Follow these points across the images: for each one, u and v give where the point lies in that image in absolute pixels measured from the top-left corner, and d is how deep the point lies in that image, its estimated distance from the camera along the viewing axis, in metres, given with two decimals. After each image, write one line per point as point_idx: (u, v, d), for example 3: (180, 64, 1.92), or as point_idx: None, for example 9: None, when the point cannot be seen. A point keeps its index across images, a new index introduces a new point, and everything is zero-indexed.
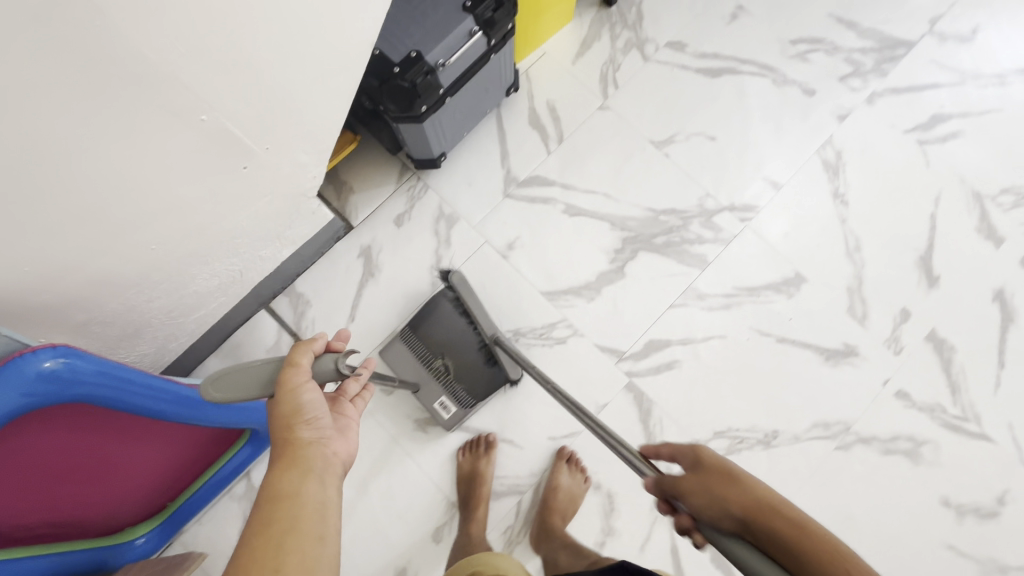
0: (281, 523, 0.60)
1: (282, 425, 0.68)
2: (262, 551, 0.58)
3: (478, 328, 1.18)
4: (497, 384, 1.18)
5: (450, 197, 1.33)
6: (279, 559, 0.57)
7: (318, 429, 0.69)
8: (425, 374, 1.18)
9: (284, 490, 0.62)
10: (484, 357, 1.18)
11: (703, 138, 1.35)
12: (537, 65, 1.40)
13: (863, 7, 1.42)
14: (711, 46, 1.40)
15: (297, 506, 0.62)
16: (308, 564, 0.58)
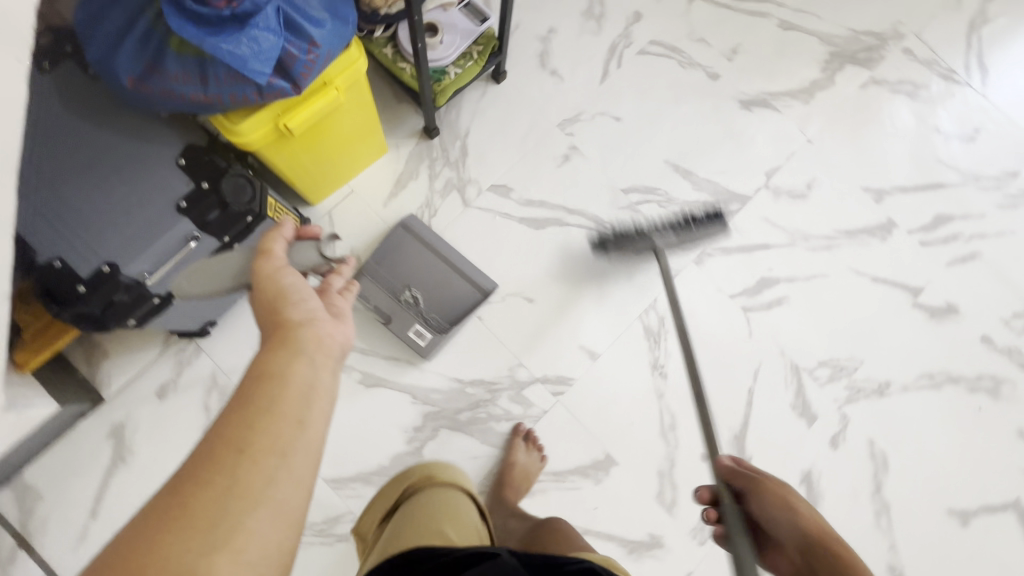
0: (263, 399, 0.53)
1: (271, 306, 0.64)
2: (236, 422, 0.51)
3: (442, 256, 1.21)
4: (467, 306, 1.21)
5: (226, 363, 1.15)
6: (252, 426, 0.50)
7: (307, 309, 0.64)
8: (395, 306, 1.18)
9: (271, 365, 0.56)
10: (447, 284, 1.21)
11: (520, 299, 1.24)
12: (342, 205, 1.24)
13: (701, 155, 1.34)
14: (536, 191, 1.28)
15: (283, 381, 0.55)
16: (283, 441, 0.51)
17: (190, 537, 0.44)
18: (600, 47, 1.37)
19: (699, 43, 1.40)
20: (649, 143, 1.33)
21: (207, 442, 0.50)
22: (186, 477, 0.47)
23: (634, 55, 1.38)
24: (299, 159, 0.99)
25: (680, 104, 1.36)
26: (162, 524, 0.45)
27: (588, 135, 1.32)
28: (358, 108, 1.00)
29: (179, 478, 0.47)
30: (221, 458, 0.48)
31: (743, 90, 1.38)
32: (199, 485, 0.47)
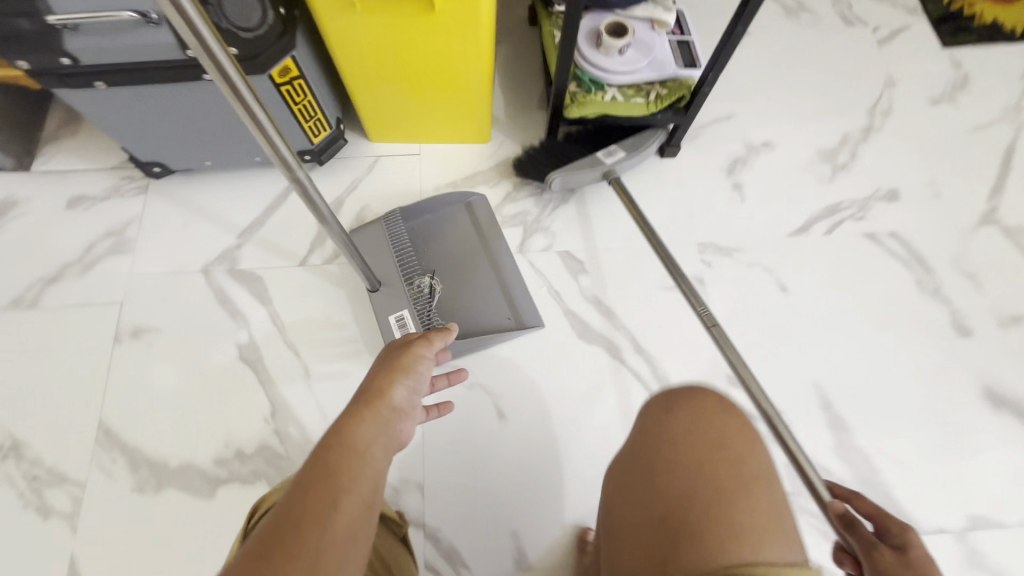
0: (348, 476, 0.36)
1: (388, 371, 0.47)
2: (308, 517, 0.33)
3: (493, 262, 0.88)
4: (487, 330, 0.83)
5: (150, 221, 0.91)
6: (338, 507, 0.34)
7: (415, 400, 0.48)
8: (400, 280, 0.83)
9: (362, 439, 0.40)
10: (480, 296, 0.86)
11: (490, 403, 0.81)
12: (395, 160, 0.97)
13: (871, 414, 0.82)
14: (613, 297, 0.88)
15: (365, 483, 0.37)
16: (358, 535, 0.35)
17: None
18: (817, 199, 0.96)
19: (965, 277, 0.91)
20: (805, 347, 0.86)
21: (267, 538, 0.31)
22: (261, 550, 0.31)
23: (857, 234, 0.94)
24: (358, 46, 0.75)
25: (884, 330, 0.87)
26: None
27: (727, 280, 0.90)
28: (461, 37, 0.74)
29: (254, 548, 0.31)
30: (299, 534, 0.32)
31: (997, 376, 0.84)
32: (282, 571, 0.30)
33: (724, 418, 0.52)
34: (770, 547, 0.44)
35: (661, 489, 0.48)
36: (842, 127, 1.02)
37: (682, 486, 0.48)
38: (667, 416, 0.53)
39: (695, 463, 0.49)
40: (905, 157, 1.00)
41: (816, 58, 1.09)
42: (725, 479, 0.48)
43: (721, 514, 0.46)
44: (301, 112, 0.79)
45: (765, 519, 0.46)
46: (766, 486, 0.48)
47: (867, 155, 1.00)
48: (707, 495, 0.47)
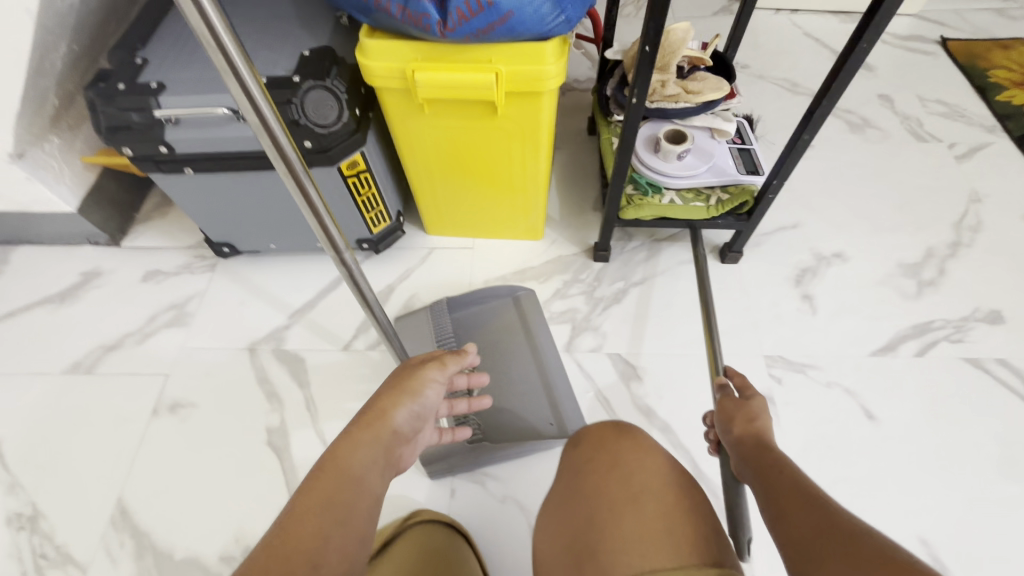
0: (340, 503, 0.39)
1: (392, 396, 0.50)
2: (308, 526, 0.36)
3: (537, 360, 0.83)
4: (526, 434, 0.77)
5: (212, 296, 0.94)
6: (331, 534, 0.37)
7: (413, 424, 0.51)
8: None
9: (356, 467, 0.42)
10: (520, 396, 0.80)
11: (522, 522, 0.72)
12: (450, 253, 0.98)
13: None
14: (668, 408, 0.79)
15: (358, 494, 0.41)
16: (349, 565, 0.37)
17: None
18: (903, 316, 0.87)
19: None
20: (903, 491, 0.72)
21: (274, 541, 0.35)
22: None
23: (956, 359, 0.82)
24: (422, 145, 0.78)
25: (1005, 478, 0.72)
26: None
27: (803, 401, 0.79)
28: (520, 138, 0.75)
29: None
30: (293, 562, 0.34)
31: None
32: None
33: (620, 442, 0.54)
34: (656, 555, 0.43)
35: (569, 515, 0.50)
36: (924, 242, 0.95)
37: (583, 510, 0.49)
38: (572, 452, 0.56)
39: (591, 486, 0.51)
40: (1003, 276, 0.90)
41: (886, 170, 1.05)
42: (616, 496, 0.48)
43: (617, 525, 0.46)
44: (364, 203, 0.83)
45: (651, 526, 0.45)
46: (657, 493, 0.48)
47: (957, 273, 0.91)
48: (602, 511, 0.48)
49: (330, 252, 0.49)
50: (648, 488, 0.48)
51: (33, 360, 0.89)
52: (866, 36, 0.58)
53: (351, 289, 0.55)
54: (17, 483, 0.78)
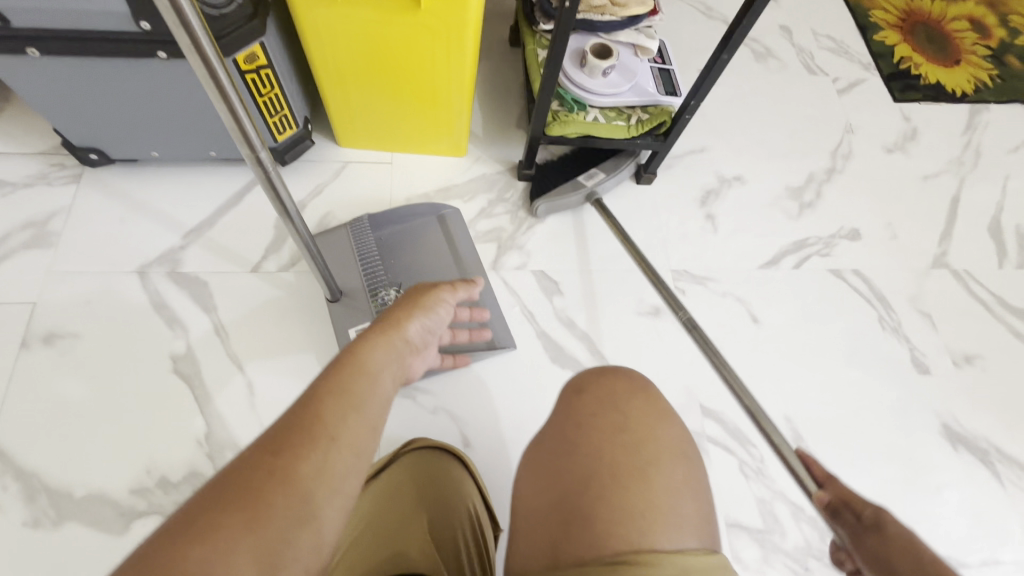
0: (357, 390, 0.39)
1: (407, 309, 0.51)
2: (329, 406, 0.37)
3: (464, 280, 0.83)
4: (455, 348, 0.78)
5: (81, 212, 0.81)
6: (348, 416, 0.37)
7: (423, 337, 0.52)
8: (363, 294, 0.77)
9: (374, 361, 0.43)
10: None
11: (454, 432, 0.75)
12: (367, 168, 0.92)
13: (839, 447, 0.82)
14: (588, 321, 0.85)
15: (376, 384, 0.41)
16: (367, 445, 0.38)
17: (236, 532, 0.29)
18: (785, 233, 0.98)
19: (921, 317, 0.94)
20: (776, 380, 0.85)
21: (291, 416, 0.36)
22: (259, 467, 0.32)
23: (823, 269, 0.96)
24: (333, 41, 0.70)
25: (849, 365, 0.88)
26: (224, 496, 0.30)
27: (702, 310, 0.88)
28: (445, 39, 0.70)
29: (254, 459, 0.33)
30: (312, 435, 0.35)
31: (955, 414, 0.86)
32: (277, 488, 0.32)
33: (634, 403, 0.50)
34: (664, 533, 0.43)
35: (564, 473, 0.46)
36: (807, 167, 1.06)
37: (583, 467, 0.46)
38: (578, 399, 0.51)
39: (596, 446, 0.47)
40: (864, 199, 1.05)
41: (782, 100, 1.14)
42: (623, 463, 0.45)
43: (620, 498, 0.44)
44: (267, 106, 0.74)
45: (657, 503, 0.44)
46: (667, 466, 0.46)
47: (830, 196, 1.04)
48: (605, 479, 0.45)
49: (244, 151, 0.47)
50: (668, 464, 0.46)
51: None
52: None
53: (266, 194, 0.53)
54: None
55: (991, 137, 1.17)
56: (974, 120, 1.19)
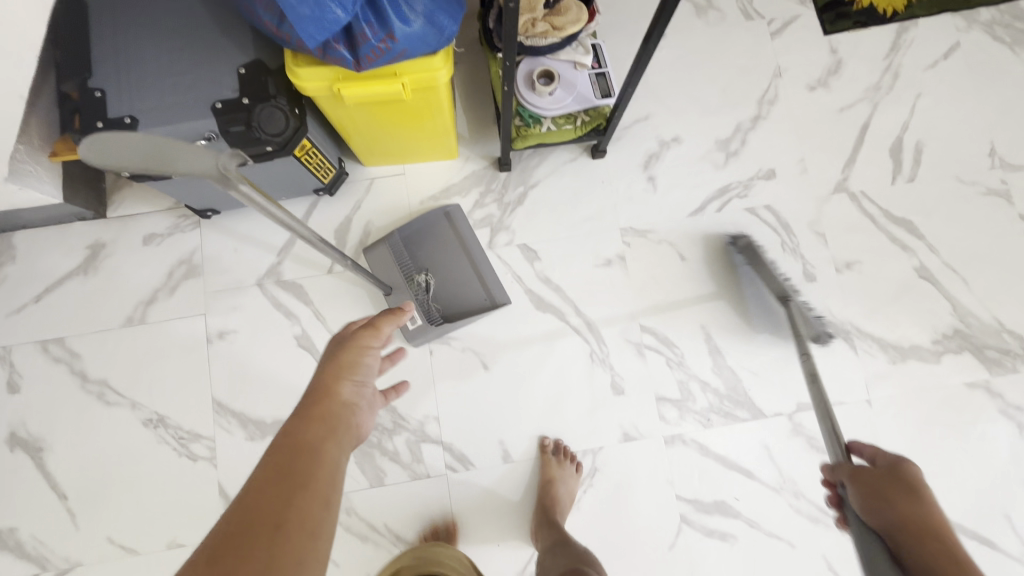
0: (296, 470, 0.55)
1: (335, 370, 0.69)
2: (271, 492, 0.53)
3: (470, 258, 1.19)
4: (470, 309, 1.17)
5: (209, 249, 1.20)
6: (291, 496, 0.53)
7: (362, 389, 0.71)
8: (404, 283, 1.16)
9: (311, 438, 0.59)
10: (464, 285, 1.18)
11: (478, 361, 1.17)
12: (387, 179, 1.24)
13: (739, 341, 1.19)
14: (560, 275, 1.21)
15: (317, 460, 0.57)
16: (317, 515, 0.53)
17: None
18: (713, 183, 1.26)
19: (816, 236, 1.24)
20: (697, 299, 1.21)
21: (236, 517, 0.51)
22: (219, 554, 0.47)
23: (741, 209, 1.25)
24: (351, 121, 0.99)
25: (753, 282, 1.22)
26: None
27: (643, 255, 1.22)
28: (428, 108, 0.97)
29: (213, 549, 0.48)
30: (258, 526, 0.50)
31: (830, 308, 1.21)
32: (244, 558, 0.47)
33: None
34: None
35: None
36: (735, 118, 1.29)
37: None
38: None
39: None
40: (783, 139, 1.28)
41: (719, 53, 1.32)
42: None
43: None
44: (316, 167, 1.06)
45: None
46: None
47: (753, 142, 1.28)
48: None
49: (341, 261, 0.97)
50: None
51: (93, 321, 1.17)
52: (663, 17, 0.83)
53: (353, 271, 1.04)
54: (135, 402, 1.15)
55: (911, 56, 1.33)
56: (899, 40, 1.33)
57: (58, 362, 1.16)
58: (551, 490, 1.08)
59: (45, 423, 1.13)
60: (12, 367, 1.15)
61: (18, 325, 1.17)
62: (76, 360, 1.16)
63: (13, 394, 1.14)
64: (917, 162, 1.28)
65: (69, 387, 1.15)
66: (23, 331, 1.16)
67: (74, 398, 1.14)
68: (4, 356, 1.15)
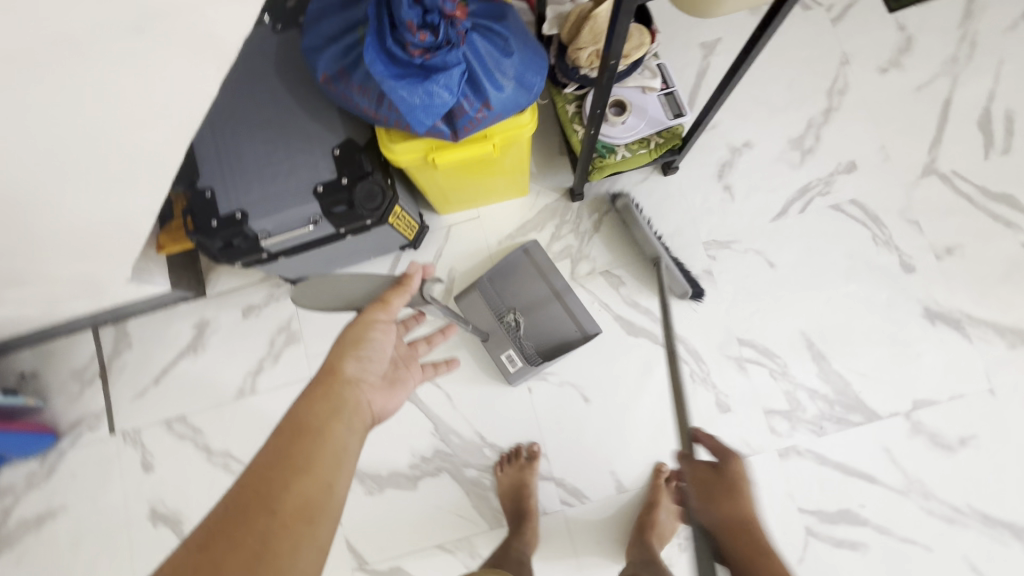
0: (297, 454, 0.66)
1: (341, 355, 0.77)
2: (275, 473, 0.64)
3: (555, 289, 1.18)
4: (566, 346, 1.16)
5: (305, 314, 1.25)
6: (290, 480, 0.63)
7: (362, 367, 0.78)
8: (496, 326, 1.18)
9: (315, 423, 0.69)
10: (555, 318, 1.17)
11: (577, 394, 1.18)
12: (463, 226, 1.26)
13: (842, 344, 1.16)
14: (648, 298, 1.20)
15: (318, 442, 0.68)
16: (319, 498, 0.64)
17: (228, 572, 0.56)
18: (792, 184, 1.23)
19: (910, 225, 1.19)
20: (792, 306, 1.18)
21: (245, 491, 0.63)
22: (225, 523, 0.60)
23: (825, 206, 1.21)
24: (437, 181, 1.01)
25: (848, 281, 1.18)
26: (212, 542, 0.58)
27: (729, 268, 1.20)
28: (512, 157, 0.98)
29: (225, 518, 0.60)
30: (263, 504, 0.61)
31: (935, 298, 1.16)
32: (247, 529, 0.59)
33: None
34: None
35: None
36: (806, 114, 1.25)
37: None
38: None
39: None
40: (860, 129, 1.24)
41: (779, 49, 1.28)
42: None
43: None
44: (404, 227, 1.09)
45: None
46: None
47: (829, 135, 1.24)
48: None
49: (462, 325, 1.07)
50: None
51: (209, 396, 1.24)
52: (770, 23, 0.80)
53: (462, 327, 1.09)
54: None
55: (987, 20, 1.26)
56: (971, 6, 1.26)
57: (183, 438, 1.23)
58: (651, 512, 1.09)
59: (180, 497, 1.20)
60: (144, 447, 1.23)
61: (143, 407, 1.24)
62: (199, 435, 1.22)
63: (148, 472, 1.22)
64: (1009, 132, 1.21)
65: (196, 461, 1.22)
66: (148, 413, 1.24)
67: (203, 471, 1.21)
68: (135, 438, 1.23)
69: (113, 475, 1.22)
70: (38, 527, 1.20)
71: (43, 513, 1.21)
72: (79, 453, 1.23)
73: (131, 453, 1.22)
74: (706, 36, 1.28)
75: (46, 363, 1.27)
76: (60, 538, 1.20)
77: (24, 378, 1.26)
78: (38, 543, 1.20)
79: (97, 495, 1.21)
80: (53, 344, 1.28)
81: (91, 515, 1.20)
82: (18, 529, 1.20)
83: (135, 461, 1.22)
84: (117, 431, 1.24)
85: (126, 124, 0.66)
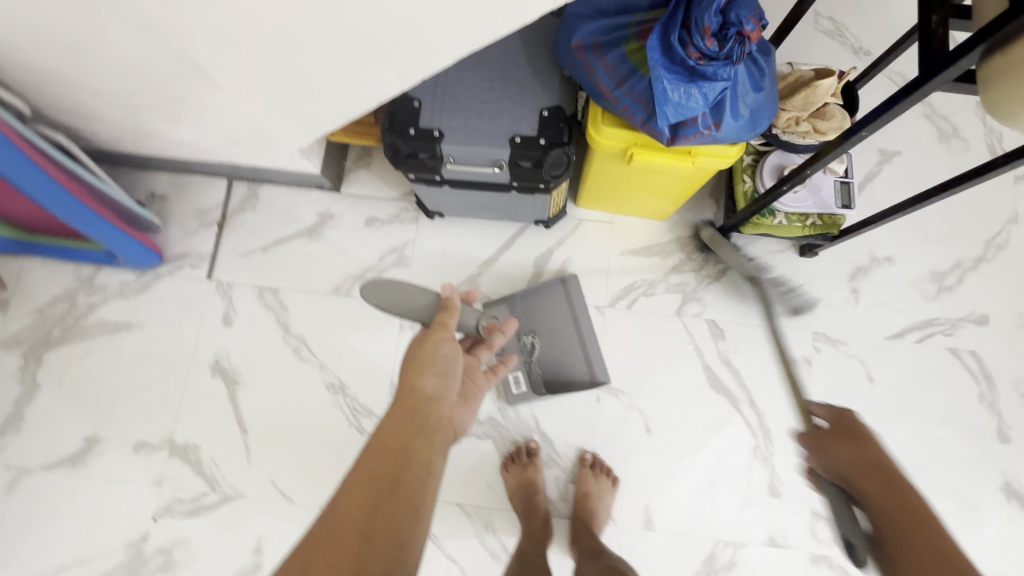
0: (385, 478, 0.64)
1: (416, 374, 0.76)
2: (364, 497, 0.62)
3: (580, 330, 1.21)
4: (575, 384, 1.19)
5: (420, 244, 1.29)
6: (381, 505, 0.61)
7: (441, 383, 0.77)
8: (512, 343, 1.19)
9: (399, 444, 0.67)
10: (569, 356, 1.20)
11: (640, 421, 1.19)
12: (593, 224, 1.29)
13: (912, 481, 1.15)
14: (741, 362, 1.21)
15: (407, 464, 0.66)
16: (411, 523, 0.61)
17: None
18: (919, 313, 1.23)
19: (1019, 397, 1.18)
20: (876, 425, 1.18)
21: (335, 521, 0.60)
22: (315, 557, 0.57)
23: (944, 346, 1.21)
24: (606, 174, 1.04)
25: (940, 426, 1.17)
26: None
27: (829, 365, 1.21)
28: (684, 181, 1.01)
29: (314, 546, 0.58)
30: (355, 535, 0.58)
31: (1019, 476, 1.15)
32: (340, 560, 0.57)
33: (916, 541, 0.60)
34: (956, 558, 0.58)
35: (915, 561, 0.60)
36: (957, 254, 1.25)
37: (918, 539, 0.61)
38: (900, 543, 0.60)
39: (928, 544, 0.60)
40: (1004, 289, 1.23)
41: None
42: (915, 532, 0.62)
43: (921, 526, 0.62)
44: (554, 202, 1.12)
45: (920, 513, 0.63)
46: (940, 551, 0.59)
47: (972, 282, 1.24)
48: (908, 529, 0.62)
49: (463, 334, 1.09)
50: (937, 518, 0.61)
51: (306, 281, 1.29)
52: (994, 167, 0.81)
53: None
54: (324, 365, 1.24)
55: None
56: None
57: (269, 309, 1.28)
58: None
59: (245, 360, 1.25)
60: (230, 303, 1.29)
61: (245, 267, 1.30)
62: (284, 312, 1.27)
63: (226, 325, 1.27)
64: None
65: (272, 334, 1.26)
66: (247, 273, 1.29)
67: (275, 345, 1.26)
68: (225, 291, 1.29)
69: (195, 315, 1.27)
70: (113, 332, 1.27)
71: (121, 321, 1.27)
72: (174, 283, 1.29)
73: (218, 303, 1.28)
74: (888, 145, 1.30)
75: (174, 192, 1.33)
76: (127, 350, 1.26)
77: (153, 197, 1.33)
78: (106, 346, 1.26)
79: (173, 327, 1.27)
80: (188, 178, 1.34)
81: (161, 342, 1.26)
82: (94, 327, 1.27)
83: (218, 311, 1.28)
84: (213, 277, 1.29)
85: (419, 28, 0.70)
